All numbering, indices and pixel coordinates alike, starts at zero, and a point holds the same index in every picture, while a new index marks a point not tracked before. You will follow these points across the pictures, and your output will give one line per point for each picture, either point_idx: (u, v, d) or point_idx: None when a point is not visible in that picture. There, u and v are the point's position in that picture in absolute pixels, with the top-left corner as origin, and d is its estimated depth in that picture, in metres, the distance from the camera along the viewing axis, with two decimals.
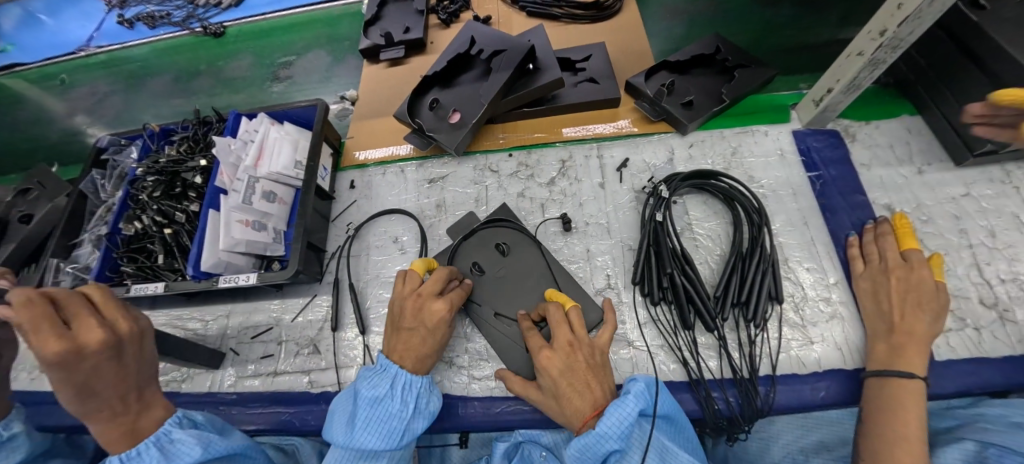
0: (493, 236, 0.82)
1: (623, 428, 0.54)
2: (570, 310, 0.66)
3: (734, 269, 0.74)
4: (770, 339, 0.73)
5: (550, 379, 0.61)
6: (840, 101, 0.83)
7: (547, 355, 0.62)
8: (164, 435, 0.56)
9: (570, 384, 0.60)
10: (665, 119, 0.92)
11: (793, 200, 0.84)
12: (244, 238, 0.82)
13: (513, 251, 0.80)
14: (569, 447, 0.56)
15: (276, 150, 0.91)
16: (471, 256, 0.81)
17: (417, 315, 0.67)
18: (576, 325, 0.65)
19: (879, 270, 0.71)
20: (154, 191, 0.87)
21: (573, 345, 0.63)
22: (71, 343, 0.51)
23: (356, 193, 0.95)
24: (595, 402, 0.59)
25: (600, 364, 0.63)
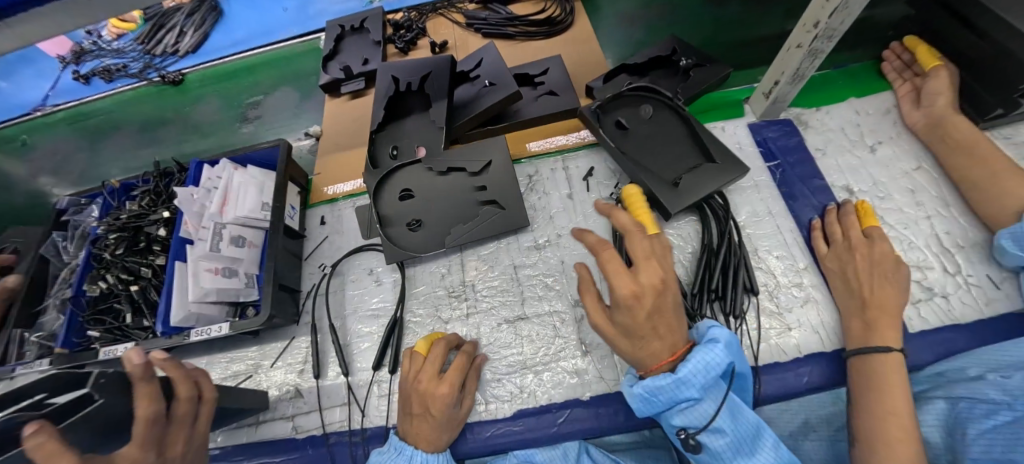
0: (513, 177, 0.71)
1: (707, 376, 0.54)
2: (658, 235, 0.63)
3: (707, 265, 0.75)
4: (750, 330, 0.74)
5: (642, 311, 0.54)
6: (788, 91, 0.86)
7: (649, 280, 0.55)
8: None
9: (654, 326, 0.55)
10: None
11: (755, 191, 0.86)
12: (215, 287, 0.81)
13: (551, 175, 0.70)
14: (646, 383, 0.55)
15: (242, 195, 0.90)
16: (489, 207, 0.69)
17: (425, 403, 0.64)
18: (643, 246, 0.58)
19: (844, 249, 0.73)
20: (117, 249, 0.85)
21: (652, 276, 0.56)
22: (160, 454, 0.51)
23: (327, 228, 0.95)
24: (671, 346, 0.57)
25: (674, 311, 0.59)
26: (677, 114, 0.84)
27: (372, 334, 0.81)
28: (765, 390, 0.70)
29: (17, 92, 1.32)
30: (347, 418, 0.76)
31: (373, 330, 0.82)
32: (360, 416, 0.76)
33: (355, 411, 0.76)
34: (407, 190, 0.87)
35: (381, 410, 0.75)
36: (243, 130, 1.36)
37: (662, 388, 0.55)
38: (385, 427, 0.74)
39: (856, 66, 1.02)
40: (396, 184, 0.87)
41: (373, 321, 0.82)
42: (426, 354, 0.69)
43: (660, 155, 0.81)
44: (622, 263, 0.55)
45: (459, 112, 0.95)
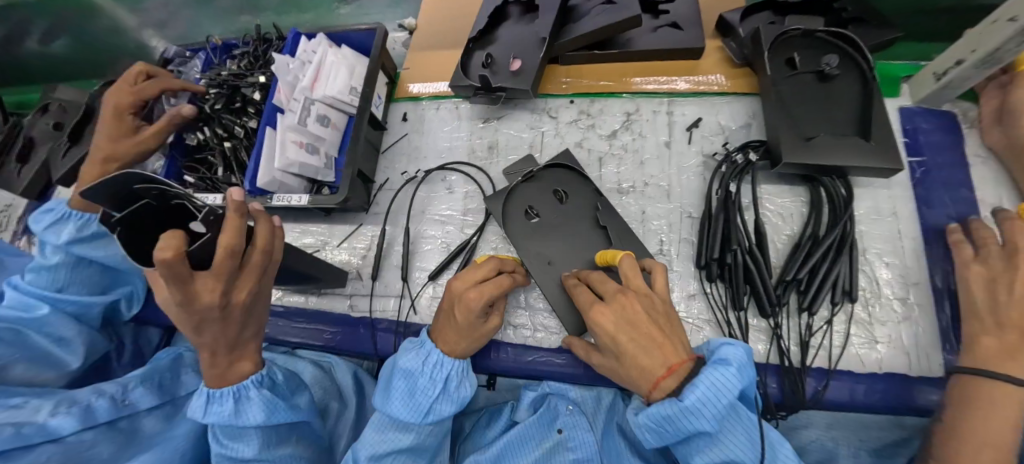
0: (552, 181, 0.76)
1: (717, 405, 0.47)
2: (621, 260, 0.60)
3: (805, 254, 0.67)
4: (831, 332, 0.68)
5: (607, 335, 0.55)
6: (972, 76, 0.69)
7: (626, 310, 0.55)
8: (241, 389, 0.63)
9: (630, 340, 0.53)
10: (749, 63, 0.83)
11: (884, 185, 0.75)
12: (298, 160, 0.82)
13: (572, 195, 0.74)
14: (640, 414, 0.50)
15: (334, 75, 0.89)
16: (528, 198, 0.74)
17: (455, 307, 0.63)
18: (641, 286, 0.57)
19: (1001, 257, 0.58)
20: (216, 103, 0.88)
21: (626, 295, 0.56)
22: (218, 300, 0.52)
23: (408, 126, 0.93)
24: (666, 362, 0.51)
25: (666, 321, 0.54)
26: (823, 79, 0.72)
27: (435, 239, 0.82)
28: (828, 394, 0.65)
29: None
30: (400, 310, 0.79)
31: (437, 235, 0.82)
32: (410, 312, 0.79)
33: (407, 307, 0.79)
34: (528, 208, 0.74)
35: (431, 312, 0.78)
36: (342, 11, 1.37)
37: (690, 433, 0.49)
38: None
39: None
40: (520, 198, 0.74)
41: (439, 227, 0.83)
42: (478, 264, 0.66)
43: (809, 105, 0.71)
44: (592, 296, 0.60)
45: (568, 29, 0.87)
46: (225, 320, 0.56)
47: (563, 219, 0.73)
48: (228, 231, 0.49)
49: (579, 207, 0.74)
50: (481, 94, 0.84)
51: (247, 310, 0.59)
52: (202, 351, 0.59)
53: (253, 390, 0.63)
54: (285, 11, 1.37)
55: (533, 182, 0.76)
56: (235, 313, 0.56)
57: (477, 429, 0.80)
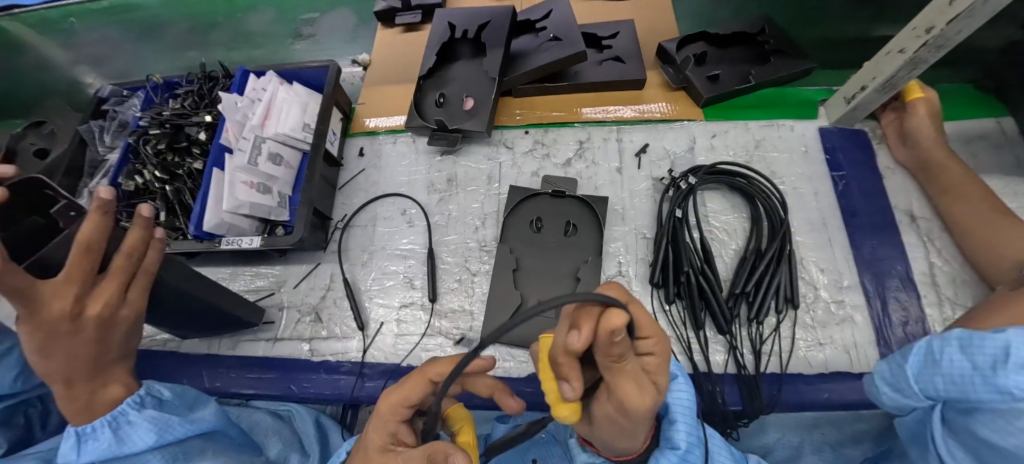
0: (562, 211, 0.80)
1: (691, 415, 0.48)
2: None
3: (751, 267, 0.72)
4: (781, 338, 0.72)
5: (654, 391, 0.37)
6: (873, 102, 0.80)
7: (632, 381, 0.36)
8: (118, 416, 0.54)
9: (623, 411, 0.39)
10: (684, 88, 0.90)
11: (814, 199, 0.82)
12: (249, 201, 0.79)
13: (580, 226, 0.78)
14: None
15: (284, 112, 0.87)
16: (535, 210, 0.80)
17: None
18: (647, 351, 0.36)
19: None
20: (158, 144, 0.85)
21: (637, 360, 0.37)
22: (72, 310, 0.48)
23: (365, 161, 0.93)
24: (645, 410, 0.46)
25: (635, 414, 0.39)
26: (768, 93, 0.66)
27: (397, 273, 0.81)
28: (784, 399, 0.69)
29: None
30: (364, 349, 0.77)
31: (400, 270, 0.81)
32: (376, 350, 0.76)
33: (371, 345, 0.77)
34: (535, 217, 0.80)
35: (397, 349, 0.76)
36: (297, 46, 1.35)
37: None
38: (400, 365, 0.75)
39: (945, 86, 0.95)
40: (526, 210, 0.80)
41: (401, 261, 0.82)
42: None
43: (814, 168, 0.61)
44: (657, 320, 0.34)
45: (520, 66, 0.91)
46: (76, 336, 0.50)
47: (562, 245, 0.77)
48: (91, 227, 0.47)
49: (586, 238, 0.77)
50: (438, 135, 0.86)
51: (115, 324, 0.54)
52: (56, 383, 0.51)
53: (133, 414, 0.54)
54: (235, 46, 1.33)
55: (534, 201, 0.81)
56: (88, 328, 0.50)
57: None
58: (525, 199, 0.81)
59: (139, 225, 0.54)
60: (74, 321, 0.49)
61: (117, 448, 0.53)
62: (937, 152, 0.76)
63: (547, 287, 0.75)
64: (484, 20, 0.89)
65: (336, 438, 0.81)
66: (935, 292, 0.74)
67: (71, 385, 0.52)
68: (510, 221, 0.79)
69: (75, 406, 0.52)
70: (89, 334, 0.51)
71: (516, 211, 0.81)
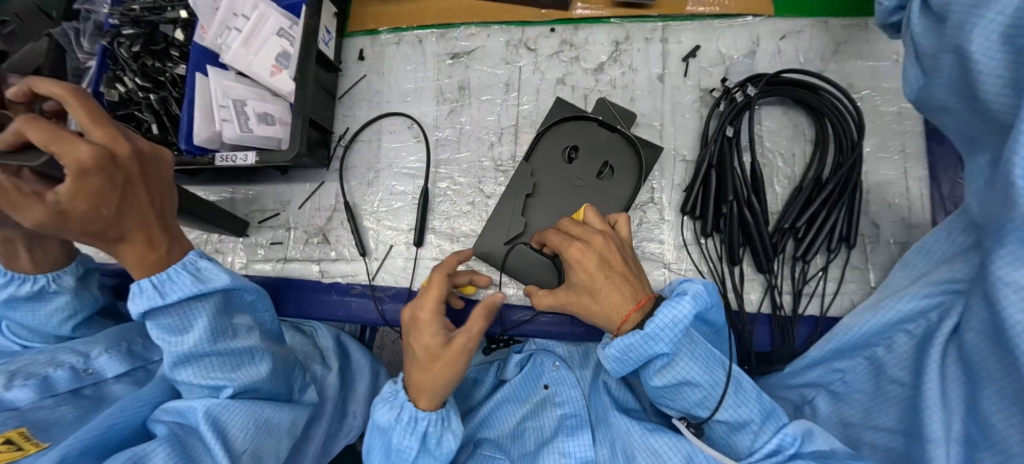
0: (600, 148, 0.69)
1: (677, 330, 0.48)
2: (586, 213, 0.61)
3: (806, 198, 0.63)
4: (828, 278, 0.65)
5: (583, 272, 0.55)
6: None
7: (577, 250, 0.56)
8: (189, 262, 0.52)
9: (605, 278, 0.54)
10: None
11: (896, 120, 0.67)
12: (254, 110, 0.72)
13: (612, 174, 0.68)
14: (683, 366, 0.50)
15: (269, 6, 0.75)
16: (574, 137, 0.70)
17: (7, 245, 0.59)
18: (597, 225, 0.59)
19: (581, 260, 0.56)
20: (133, 47, 0.75)
21: (601, 236, 0.56)
22: (102, 148, 0.45)
23: (366, 66, 0.81)
24: (636, 297, 0.53)
25: (632, 260, 0.57)
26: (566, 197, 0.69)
27: (406, 194, 0.75)
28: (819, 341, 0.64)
29: None
30: (372, 273, 0.74)
31: (408, 191, 0.75)
32: (387, 275, 0.73)
33: (383, 270, 0.74)
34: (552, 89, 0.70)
35: (408, 273, 0.73)
36: None
37: (679, 379, 0.50)
38: (407, 289, 0.72)
39: None
40: (552, 139, 0.70)
41: (409, 181, 0.75)
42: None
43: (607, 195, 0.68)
44: (562, 236, 0.59)
45: None
46: (132, 184, 0.47)
47: (576, 194, 0.68)
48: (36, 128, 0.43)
49: (620, 184, 0.67)
50: None
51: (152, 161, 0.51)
52: (134, 242, 0.49)
53: (201, 261, 0.53)
54: None
55: (578, 125, 0.70)
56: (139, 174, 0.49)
57: (462, 388, 0.78)
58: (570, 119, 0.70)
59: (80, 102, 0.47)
60: (114, 164, 0.46)
61: (199, 286, 0.51)
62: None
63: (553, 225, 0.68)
64: None
65: (358, 353, 0.83)
66: None
67: (150, 249, 0.50)
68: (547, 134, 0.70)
69: (149, 263, 0.50)
70: (141, 178, 0.49)
71: (551, 133, 0.70)
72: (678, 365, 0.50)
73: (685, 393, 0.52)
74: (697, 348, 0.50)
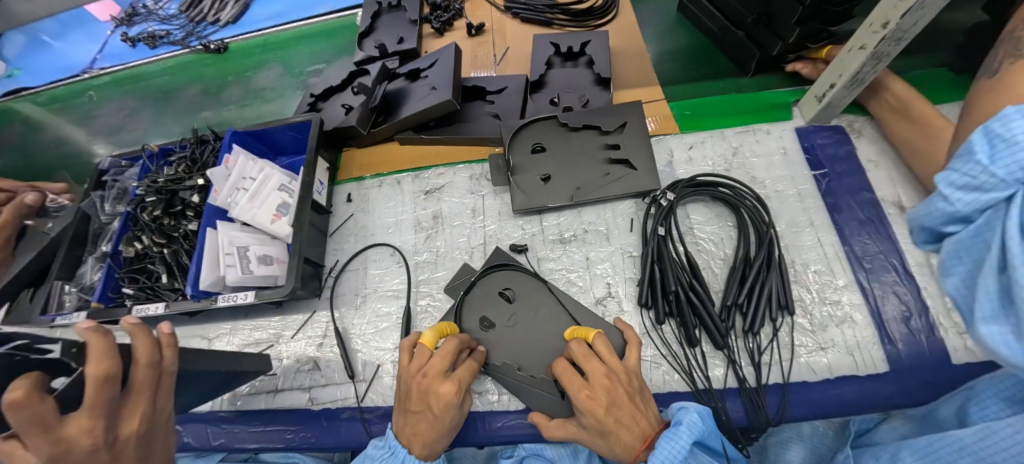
0: (506, 279, 0.78)
1: (680, 457, 0.51)
2: (596, 340, 0.61)
3: (740, 275, 0.72)
4: (781, 345, 0.70)
5: (593, 417, 0.55)
6: (844, 97, 0.79)
7: (587, 393, 0.56)
8: None
9: (616, 419, 0.54)
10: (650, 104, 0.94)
11: (797, 200, 0.81)
12: (258, 254, 0.83)
13: (522, 294, 0.76)
14: None
15: (272, 169, 0.91)
16: (499, 281, 0.78)
17: None
18: (613, 362, 0.59)
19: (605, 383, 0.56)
20: (154, 211, 0.88)
21: (611, 379, 0.56)
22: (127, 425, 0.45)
23: (353, 206, 0.95)
24: (643, 433, 0.54)
25: (641, 396, 0.58)
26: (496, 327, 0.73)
27: (391, 314, 0.82)
28: (790, 409, 0.67)
29: (66, 53, 1.46)
30: (360, 395, 0.77)
31: (392, 311, 0.82)
32: (374, 394, 0.76)
33: (370, 389, 0.77)
34: (538, 144, 0.87)
35: (394, 390, 0.76)
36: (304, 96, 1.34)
37: None
38: None
39: (918, 72, 0.93)
40: (492, 278, 0.78)
41: (392, 301, 0.83)
42: None
43: (534, 327, 0.73)
44: (574, 374, 0.58)
45: (495, 108, 0.96)
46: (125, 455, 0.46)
47: (514, 330, 0.73)
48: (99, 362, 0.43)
49: (546, 307, 0.74)
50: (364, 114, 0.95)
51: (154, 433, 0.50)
52: None
53: None
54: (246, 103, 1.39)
55: (503, 272, 0.79)
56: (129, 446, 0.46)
57: None
58: (496, 267, 0.79)
59: (139, 331, 0.50)
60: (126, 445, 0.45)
61: None
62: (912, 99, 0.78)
63: (523, 325, 0.73)
64: (455, 62, 0.94)
65: None
66: (935, 283, 0.71)
67: None
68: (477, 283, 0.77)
69: None
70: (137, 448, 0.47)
71: (482, 279, 0.78)
72: None
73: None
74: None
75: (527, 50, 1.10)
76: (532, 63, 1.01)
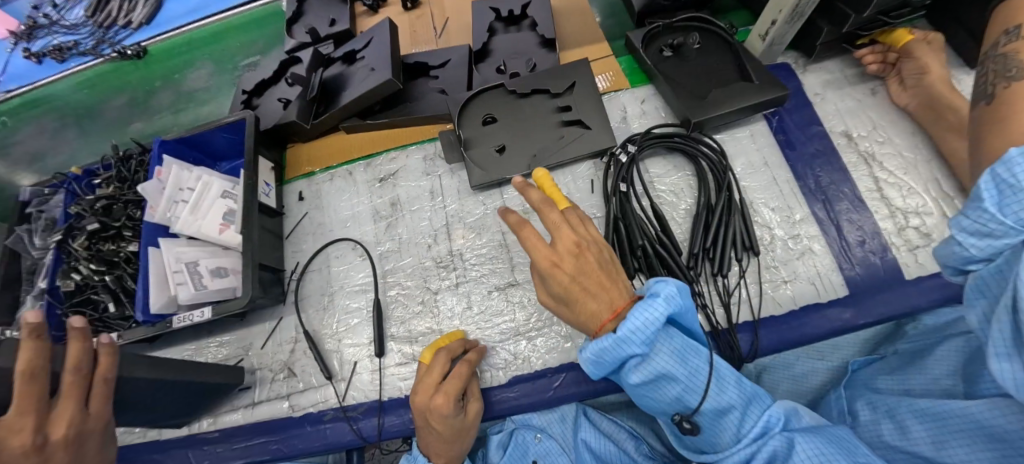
0: (483, 106, 0.85)
1: (650, 330, 0.46)
2: (568, 209, 0.55)
3: (703, 221, 0.72)
4: (748, 284, 0.72)
5: (558, 283, 0.51)
6: (785, 32, 0.79)
7: (541, 248, 0.52)
8: None
9: (580, 286, 0.51)
10: (599, 61, 0.92)
11: (751, 141, 0.81)
12: (211, 267, 0.78)
13: (501, 114, 0.84)
14: (657, 358, 0.48)
15: (211, 176, 0.85)
16: (484, 107, 0.85)
17: None
18: (574, 220, 0.55)
19: (580, 261, 0.51)
20: (88, 237, 0.82)
21: (584, 248, 0.52)
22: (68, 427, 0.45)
23: (306, 204, 0.91)
24: (613, 304, 0.50)
25: (613, 266, 0.53)
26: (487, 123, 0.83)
27: (361, 309, 0.80)
28: (763, 344, 0.69)
29: None
30: (341, 395, 0.75)
31: (363, 306, 0.80)
32: (356, 391, 0.75)
33: (351, 387, 0.75)
34: (488, 115, 0.84)
35: (376, 384, 0.75)
36: None
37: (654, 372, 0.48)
38: (379, 400, 0.74)
39: None
40: (478, 105, 0.85)
41: (362, 296, 0.80)
42: None
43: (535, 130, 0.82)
44: (532, 234, 0.53)
45: (440, 84, 0.92)
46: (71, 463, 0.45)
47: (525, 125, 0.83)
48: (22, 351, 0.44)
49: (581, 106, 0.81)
50: (302, 105, 0.89)
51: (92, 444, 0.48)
52: None
53: None
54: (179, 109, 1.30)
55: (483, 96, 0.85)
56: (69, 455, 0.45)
57: None
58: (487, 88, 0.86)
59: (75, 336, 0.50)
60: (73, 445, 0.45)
61: None
62: (947, 90, 0.72)
63: None
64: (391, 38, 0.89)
65: None
66: (886, 204, 0.74)
67: None
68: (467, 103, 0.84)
69: None
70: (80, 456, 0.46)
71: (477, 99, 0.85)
72: (657, 359, 0.48)
73: (666, 391, 0.50)
74: (672, 353, 0.49)
75: (468, 19, 1.05)
76: (474, 32, 0.96)
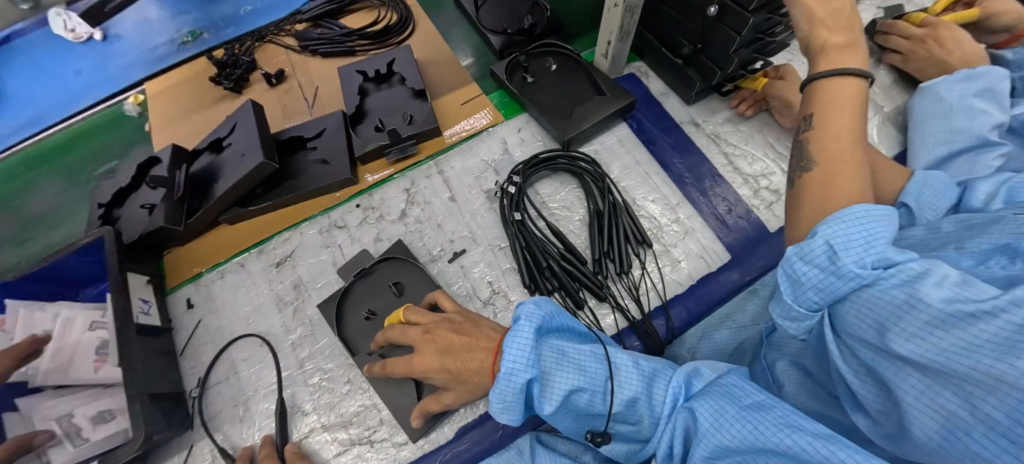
0: (364, 288, 0.78)
1: (527, 354, 0.50)
2: (407, 316, 0.65)
3: (596, 228, 0.77)
4: (651, 273, 0.78)
5: (429, 352, 0.60)
6: (621, 49, 0.89)
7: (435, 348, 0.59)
8: None
9: (456, 361, 0.58)
10: (471, 101, 0.97)
11: (621, 146, 0.90)
12: (89, 414, 0.68)
13: (392, 287, 0.78)
14: (557, 377, 0.51)
15: (70, 310, 0.75)
16: (361, 299, 0.78)
17: None
18: (433, 318, 0.63)
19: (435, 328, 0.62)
20: None
21: (444, 327, 0.61)
22: None
23: (197, 310, 0.83)
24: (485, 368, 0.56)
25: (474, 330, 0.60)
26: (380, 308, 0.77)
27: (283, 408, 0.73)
28: (676, 324, 0.75)
29: None
30: None
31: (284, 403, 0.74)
32: None
33: None
34: None
35: None
36: None
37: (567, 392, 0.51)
38: None
39: None
40: (357, 296, 0.78)
41: (281, 393, 0.74)
42: None
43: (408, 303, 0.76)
44: (402, 338, 0.62)
45: (320, 153, 0.90)
46: None
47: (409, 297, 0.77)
48: None
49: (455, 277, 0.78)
50: (168, 208, 0.82)
51: None
52: None
53: None
54: None
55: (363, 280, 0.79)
56: None
57: None
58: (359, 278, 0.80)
59: None
60: None
61: None
62: None
63: None
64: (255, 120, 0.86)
65: None
66: (740, 175, 0.85)
67: None
68: (346, 299, 0.77)
69: None
70: None
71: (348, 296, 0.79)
72: (555, 380, 0.51)
73: (579, 401, 0.52)
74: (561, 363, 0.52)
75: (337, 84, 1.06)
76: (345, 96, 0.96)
